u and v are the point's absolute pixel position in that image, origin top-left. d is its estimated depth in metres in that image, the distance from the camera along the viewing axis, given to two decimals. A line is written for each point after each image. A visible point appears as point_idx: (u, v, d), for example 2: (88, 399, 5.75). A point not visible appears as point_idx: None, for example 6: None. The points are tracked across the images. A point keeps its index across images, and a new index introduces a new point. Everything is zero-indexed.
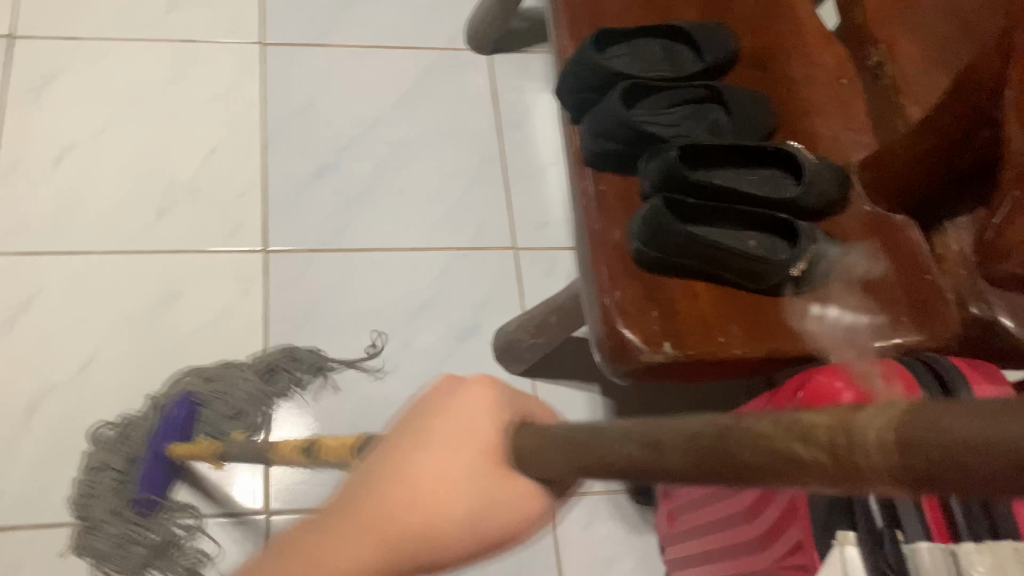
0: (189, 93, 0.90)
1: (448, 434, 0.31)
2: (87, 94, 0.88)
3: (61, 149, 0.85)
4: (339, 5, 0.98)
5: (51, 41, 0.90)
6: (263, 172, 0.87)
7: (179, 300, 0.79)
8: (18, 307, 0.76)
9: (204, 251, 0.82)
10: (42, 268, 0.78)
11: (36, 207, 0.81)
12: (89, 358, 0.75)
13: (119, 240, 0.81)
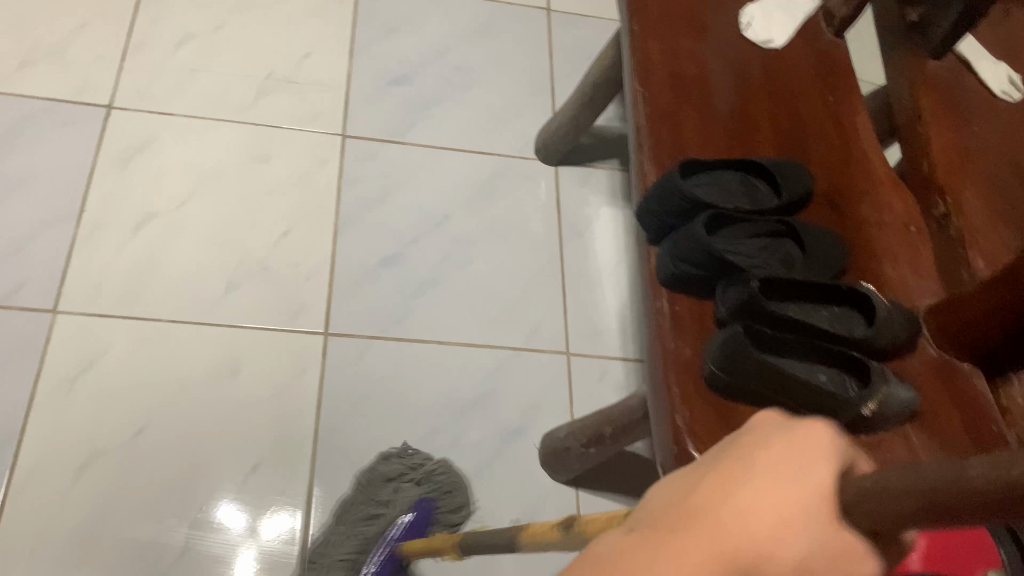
0: (268, 175, 0.95)
1: (801, 469, 0.31)
2: (174, 167, 0.93)
3: (142, 218, 0.89)
4: (418, 107, 1.04)
5: (146, 117, 0.96)
6: (332, 257, 0.90)
7: (237, 373, 0.81)
8: (81, 367, 0.78)
9: (267, 327, 0.84)
10: (109, 330, 0.81)
11: (112, 267, 0.85)
12: (142, 425, 0.77)
13: (185, 307, 0.84)
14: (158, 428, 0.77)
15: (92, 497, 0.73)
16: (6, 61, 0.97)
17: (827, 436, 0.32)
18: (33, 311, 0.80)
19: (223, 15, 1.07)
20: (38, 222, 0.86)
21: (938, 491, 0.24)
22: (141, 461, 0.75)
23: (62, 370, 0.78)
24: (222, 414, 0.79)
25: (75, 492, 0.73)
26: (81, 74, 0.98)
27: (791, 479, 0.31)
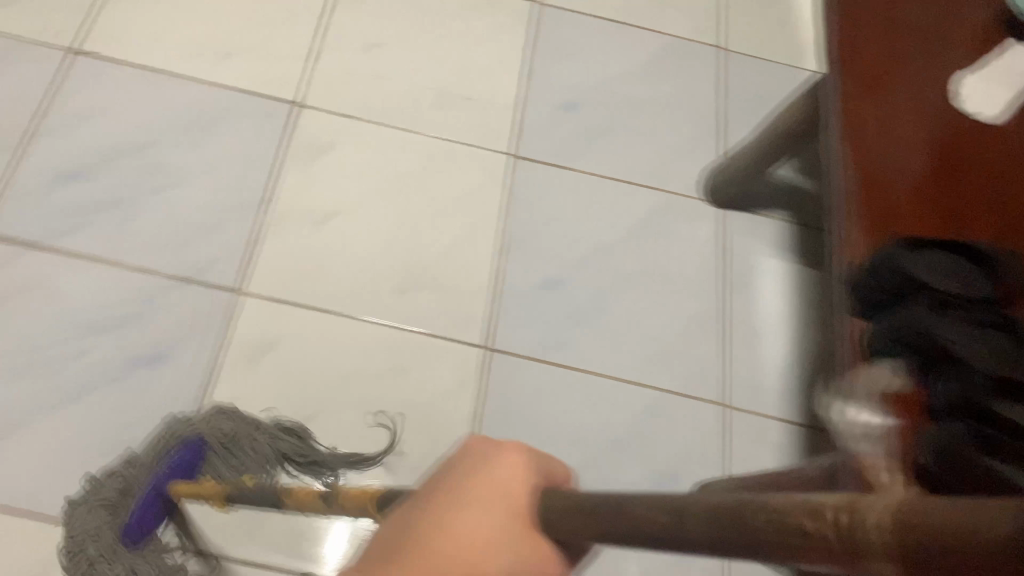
0: (439, 187, 0.98)
1: (484, 495, 0.39)
2: (353, 168, 0.98)
3: (322, 216, 0.95)
4: (587, 133, 1.05)
5: (330, 115, 1.01)
6: (497, 276, 0.94)
7: (406, 372, 0.87)
8: (263, 348, 0.86)
9: (433, 335, 0.89)
10: (290, 319, 0.88)
11: (292, 261, 0.92)
12: (314, 412, 0.84)
13: (357, 307, 0.90)
14: (329, 416, 0.84)
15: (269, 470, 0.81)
16: (208, 50, 1.04)
17: (521, 462, 0.40)
18: (222, 295, 0.89)
19: (403, 24, 1.10)
20: (228, 209, 0.94)
21: (842, 524, 0.24)
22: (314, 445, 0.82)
23: (245, 349, 0.86)
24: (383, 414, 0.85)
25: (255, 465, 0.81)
26: (273, 68, 1.04)
27: (466, 501, 0.39)
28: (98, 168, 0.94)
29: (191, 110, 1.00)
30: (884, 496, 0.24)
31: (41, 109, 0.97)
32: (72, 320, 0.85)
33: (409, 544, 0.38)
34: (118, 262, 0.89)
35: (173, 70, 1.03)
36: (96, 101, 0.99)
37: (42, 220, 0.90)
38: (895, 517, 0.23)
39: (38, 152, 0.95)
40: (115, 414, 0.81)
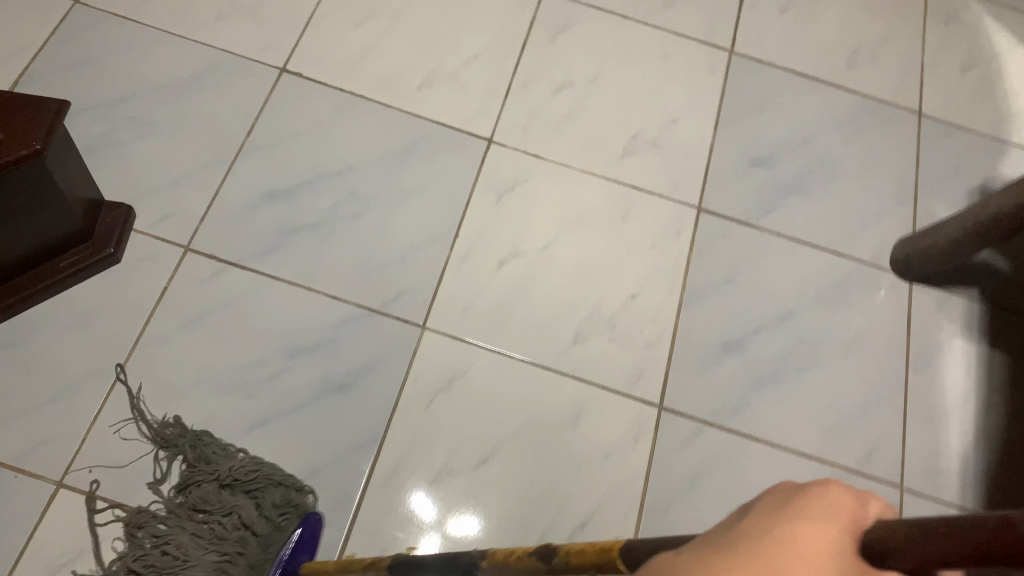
0: (626, 235, 1.06)
1: (822, 511, 0.39)
2: (540, 213, 1.06)
3: (508, 254, 1.03)
4: (776, 194, 1.11)
5: (524, 157, 1.10)
6: (676, 329, 1.00)
7: (577, 425, 0.93)
8: (441, 386, 0.94)
9: (609, 387, 0.95)
10: (469, 357, 0.96)
11: (477, 298, 0.99)
12: (487, 454, 0.91)
13: (535, 351, 0.97)
14: (503, 457, 0.91)
15: (449, 498, 0.88)
16: (407, 80, 1.13)
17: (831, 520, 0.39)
18: (409, 327, 0.97)
19: (607, 65, 1.19)
20: (420, 241, 1.02)
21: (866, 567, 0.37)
22: (491, 485, 0.89)
23: (422, 387, 0.93)
24: (551, 464, 0.91)
25: (434, 494, 0.88)
26: (470, 102, 1.13)
27: (795, 511, 0.39)
28: (301, 191, 1.04)
29: (390, 142, 1.08)
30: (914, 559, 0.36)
31: (249, 129, 1.06)
32: (275, 338, 0.94)
33: (762, 549, 0.38)
34: (314, 286, 0.98)
35: (373, 96, 1.11)
36: (301, 124, 1.08)
37: (251, 239, 1.00)
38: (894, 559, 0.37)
39: (248, 170, 1.04)
40: (307, 434, 0.90)
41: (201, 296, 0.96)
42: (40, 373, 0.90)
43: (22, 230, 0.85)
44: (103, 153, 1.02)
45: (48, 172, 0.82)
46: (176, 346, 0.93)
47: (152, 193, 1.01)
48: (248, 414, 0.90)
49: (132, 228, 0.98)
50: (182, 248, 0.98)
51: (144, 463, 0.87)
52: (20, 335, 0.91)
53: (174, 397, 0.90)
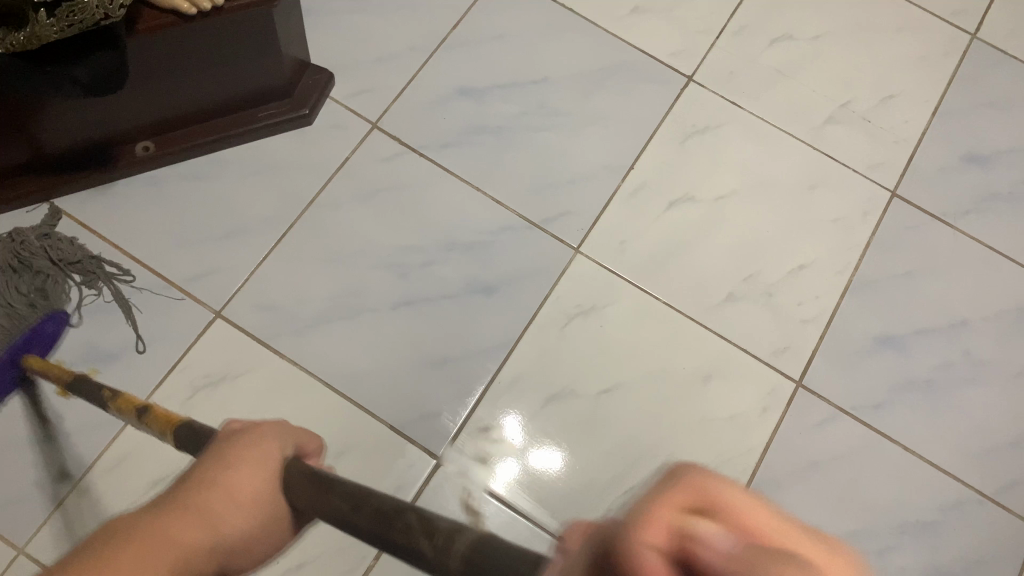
0: (806, 206, 1.01)
1: (256, 454, 0.44)
2: (721, 164, 1.02)
3: (678, 197, 1.00)
4: (982, 197, 1.02)
5: (718, 103, 1.06)
6: (836, 312, 0.96)
7: (709, 382, 0.92)
8: (582, 310, 0.94)
9: (752, 354, 0.93)
10: (616, 290, 0.95)
11: (637, 234, 0.98)
12: (611, 387, 0.91)
13: (684, 301, 0.95)
14: (627, 394, 0.91)
15: (566, 417, 0.90)
16: (619, 3, 1.11)
17: (268, 454, 0.44)
18: (564, 248, 0.97)
19: (830, 26, 1.11)
20: (592, 167, 1.01)
21: (255, 531, 0.43)
22: (611, 417, 0.90)
23: (563, 309, 0.94)
24: (673, 415, 0.91)
25: (551, 409, 0.90)
26: (677, 36, 1.09)
27: (228, 460, 0.44)
28: (490, 93, 1.05)
29: (587, 60, 1.07)
30: (333, 504, 0.41)
31: (454, 23, 1.07)
32: (435, 226, 0.97)
33: (195, 487, 0.42)
34: (482, 188, 1.00)
35: (582, 13, 1.10)
36: (503, 28, 1.08)
37: (434, 129, 1.02)
38: (309, 482, 0.43)
39: (445, 60, 1.06)
40: (446, 323, 0.93)
41: (377, 172, 1.00)
42: (223, 211, 0.96)
43: (233, 72, 0.91)
44: (317, 17, 1.06)
45: (271, 25, 0.86)
46: (345, 215, 0.97)
47: (353, 64, 1.04)
48: (397, 293, 0.94)
49: (329, 94, 1.02)
50: (370, 123, 1.02)
51: (294, 312, 0.93)
52: (212, 173, 0.98)
53: (333, 262, 0.95)
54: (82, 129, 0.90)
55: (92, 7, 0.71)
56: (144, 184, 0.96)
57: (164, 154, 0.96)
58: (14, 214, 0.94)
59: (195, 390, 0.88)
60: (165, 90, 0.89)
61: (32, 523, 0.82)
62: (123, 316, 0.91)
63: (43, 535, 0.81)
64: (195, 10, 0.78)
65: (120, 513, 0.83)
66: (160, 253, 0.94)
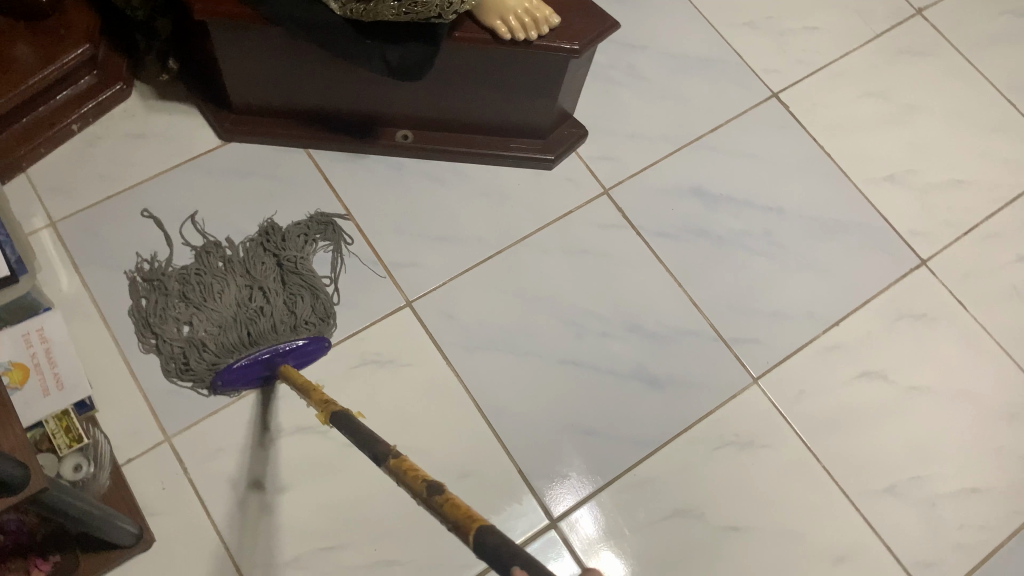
0: (1002, 433, 0.96)
1: None
2: (928, 356, 0.99)
3: (873, 370, 0.98)
4: None
5: (945, 295, 1.03)
6: (994, 552, 0.90)
7: (838, 563, 0.88)
8: (738, 440, 0.92)
9: (892, 556, 0.89)
10: (778, 435, 0.93)
11: (818, 389, 0.96)
12: (738, 526, 0.89)
13: (842, 473, 0.92)
14: (751, 540, 0.88)
15: (682, 538, 0.87)
16: (876, 167, 1.10)
17: None
18: (740, 372, 0.96)
19: None
20: (797, 309, 1.00)
21: None
22: (728, 556, 0.87)
23: (719, 431, 0.93)
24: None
25: (671, 523, 0.88)
26: (924, 217, 1.07)
27: None
28: (724, 202, 1.06)
29: (827, 207, 1.07)
30: None
31: (715, 126, 1.10)
32: (629, 303, 0.99)
33: None
34: (684, 287, 1.00)
35: (840, 162, 1.10)
36: (758, 148, 1.10)
37: (660, 216, 1.04)
38: None
39: (693, 157, 1.08)
40: (604, 397, 0.94)
41: (595, 234, 1.02)
42: (448, 216, 1.02)
43: (510, 100, 0.97)
44: (592, 77, 1.11)
45: (563, 72, 0.92)
46: (551, 260, 1.00)
47: (609, 130, 1.09)
48: (569, 350, 0.96)
49: (577, 149, 1.07)
50: (603, 189, 1.05)
51: (473, 329, 0.96)
52: (451, 180, 1.04)
53: (525, 299, 0.98)
54: (360, 99, 0.98)
55: (433, 5, 0.78)
56: (391, 168, 1.04)
57: (417, 149, 1.03)
58: (273, 150, 1.03)
59: (355, 364, 0.92)
60: (442, 95, 0.96)
61: (183, 420, 0.88)
62: (326, 271, 0.97)
63: (187, 434, 0.87)
64: (510, 37, 0.83)
65: (254, 444, 0.88)
66: (381, 230, 1.00)
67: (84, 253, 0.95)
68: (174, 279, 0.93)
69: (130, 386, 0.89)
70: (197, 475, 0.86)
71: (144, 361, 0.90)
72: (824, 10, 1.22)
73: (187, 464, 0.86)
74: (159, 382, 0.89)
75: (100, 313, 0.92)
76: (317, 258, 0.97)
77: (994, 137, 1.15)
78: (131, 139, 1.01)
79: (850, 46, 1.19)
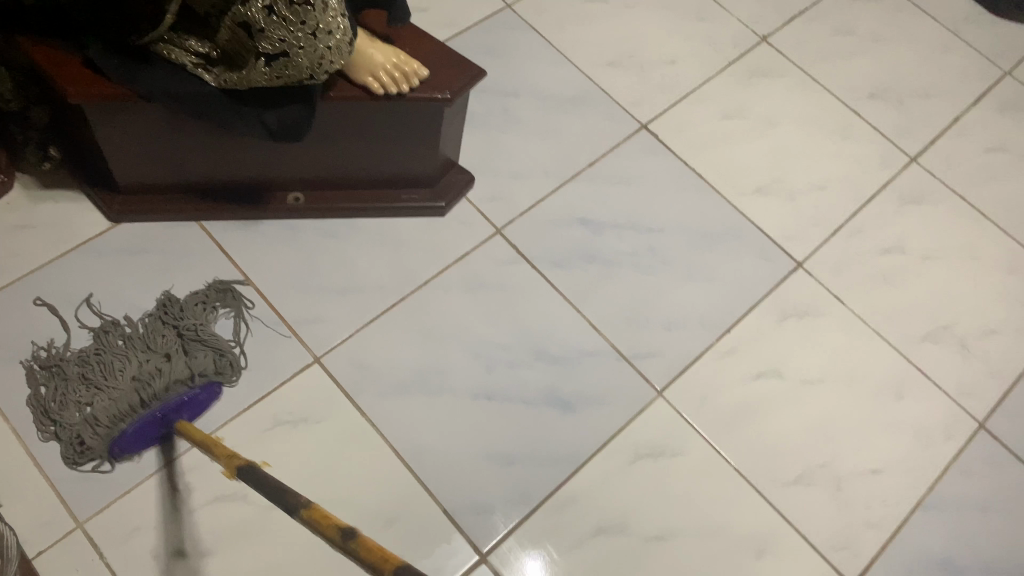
0: (892, 413, 1.03)
1: None
2: (815, 350, 1.06)
3: (768, 370, 1.03)
4: None
5: (823, 292, 1.10)
6: (901, 525, 0.95)
7: (760, 556, 0.92)
8: (651, 452, 0.96)
9: (809, 542, 0.93)
10: (689, 442, 0.97)
11: (719, 393, 1.01)
12: (662, 534, 0.92)
13: (752, 468, 0.97)
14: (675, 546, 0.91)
15: (609, 553, 0.90)
16: (746, 181, 1.18)
17: None
18: (645, 387, 1.00)
19: (943, 251, 1.16)
20: (690, 319, 1.06)
21: None
22: (658, 565, 0.90)
23: (632, 445, 0.96)
24: None
25: (598, 541, 0.90)
26: (795, 222, 1.15)
27: None
28: (611, 228, 1.11)
29: (707, 222, 1.13)
30: None
31: (593, 159, 1.16)
32: (531, 334, 1.02)
33: None
34: (584, 311, 1.05)
35: (712, 180, 1.17)
36: (635, 175, 1.16)
37: (552, 249, 1.09)
38: None
39: (577, 190, 1.13)
40: (518, 428, 0.96)
41: (493, 272, 1.06)
42: (346, 270, 1.03)
43: (395, 153, 1.00)
44: (471, 125, 1.16)
45: (440, 121, 0.96)
46: (451, 301, 1.03)
47: (494, 173, 1.13)
48: (479, 386, 0.98)
49: (465, 194, 1.11)
50: (494, 228, 1.09)
51: (383, 377, 0.97)
52: (347, 236, 1.06)
53: (431, 342, 1.00)
54: (245, 168, 1.00)
55: (303, 67, 0.81)
56: (286, 230, 1.05)
57: (311, 208, 1.05)
58: (164, 226, 1.03)
59: (267, 427, 0.92)
60: (328, 154, 0.99)
61: (96, 503, 0.86)
62: (231, 336, 0.97)
63: (101, 516, 0.85)
64: (383, 91, 0.87)
65: (174, 518, 0.86)
66: (282, 291, 1.01)
67: None
68: (72, 363, 0.91)
69: (34, 472, 0.86)
70: (115, 557, 0.84)
71: (49, 451, 0.88)
72: (680, 43, 1.30)
73: (106, 543, 0.84)
74: (66, 471, 0.87)
75: None
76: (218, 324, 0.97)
77: (849, 142, 1.24)
78: (16, 231, 1.00)
79: (707, 74, 1.28)
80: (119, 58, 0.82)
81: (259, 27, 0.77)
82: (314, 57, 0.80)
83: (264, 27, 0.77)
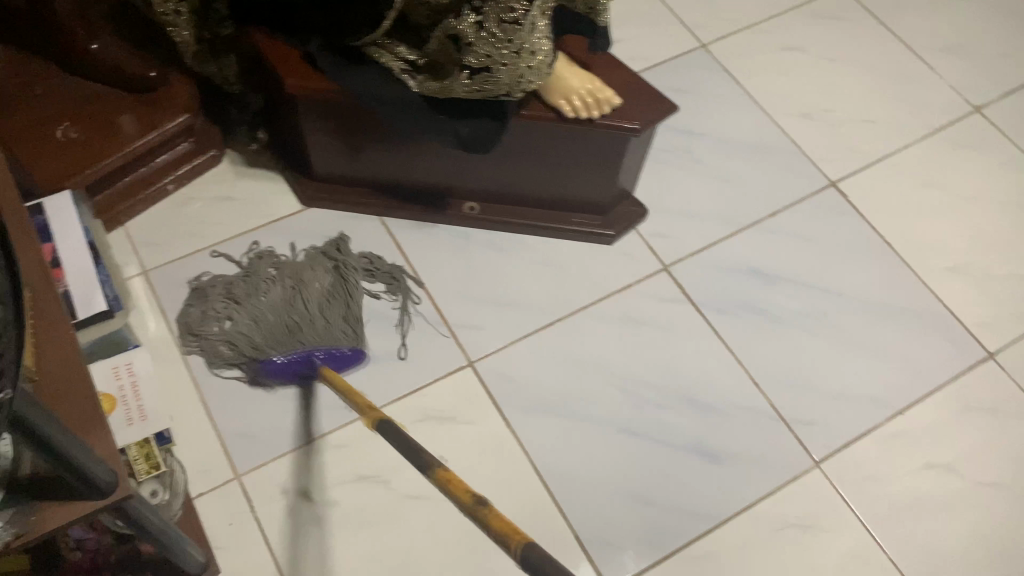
0: None
1: None
2: (994, 451, 0.96)
3: (938, 463, 0.95)
4: None
5: (1012, 390, 1.00)
6: None
7: None
8: (797, 524, 0.90)
9: None
10: (840, 522, 0.91)
11: (879, 477, 0.94)
12: None
13: (908, 564, 0.89)
14: None
15: None
16: (938, 257, 1.10)
17: None
18: (802, 455, 0.95)
19: None
20: (856, 392, 0.99)
21: None
22: None
23: (778, 513, 0.91)
24: None
25: None
26: (990, 309, 1.06)
27: None
28: (783, 283, 1.07)
29: (889, 294, 1.06)
30: None
31: (774, 210, 1.12)
32: (684, 378, 0.99)
33: None
34: (744, 363, 1.01)
35: (901, 251, 1.10)
36: (816, 233, 1.11)
37: (719, 295, 1.05)
38: None
39: (752, 239, 1.10)
40: (658, 472, 0.93)
41: (654, 309, 1.04)
42: (509, 283, 1.05)
43: (577, 177, 1.01)
44: (651, 160, 1.15)
45: (624, 152, 0.96)
46: (608, 332, 1.02)
47: (668, 210, 1.11)
48: (624, 421, 0.96)
49: (636, 226, 1.10)
50: (662, 265, 1.07)
51: (529, 394, 0.97)
52: (516, 251, 1.08)
53: (581, 369, 0.99)
54: (432, 172, 1.04)
55: (502, 84, 0.84)
56: (459, 236, 1.08)
57: (486, 218, 1.08)
58: (349, 216, 1.09)
59: (414, 422, 0.94)
60: (509, 169, 1.01)
61: (256, 458, 0.91)
62: (394, 327, 1.01)
63: (257, 473, 0.90)
64: (574, 115, 0.88)
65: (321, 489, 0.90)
66: (447, 295, 1.04)
67: (173, 296, 1.01)
68: (218, 287, 0.99)
69: (206, 421, 0.93)
70: (264, 513, 0.88)
71: (223, 404, 0.94)
72: (881, 104, 1.24)
73: (256, 500, 0.89)
74: (233, 424, 0.93)
75: (182, 354, 0.97)
76: (381, 291, 1.03)
77: None
78: (220, 201, 1.09)
79: (908, 138, 1.20)
80: (337, 57, 0.88)
81: (468, 41, 0.80)
82: (514, 75, 0.82)
83: (472, 41, 0.80)
